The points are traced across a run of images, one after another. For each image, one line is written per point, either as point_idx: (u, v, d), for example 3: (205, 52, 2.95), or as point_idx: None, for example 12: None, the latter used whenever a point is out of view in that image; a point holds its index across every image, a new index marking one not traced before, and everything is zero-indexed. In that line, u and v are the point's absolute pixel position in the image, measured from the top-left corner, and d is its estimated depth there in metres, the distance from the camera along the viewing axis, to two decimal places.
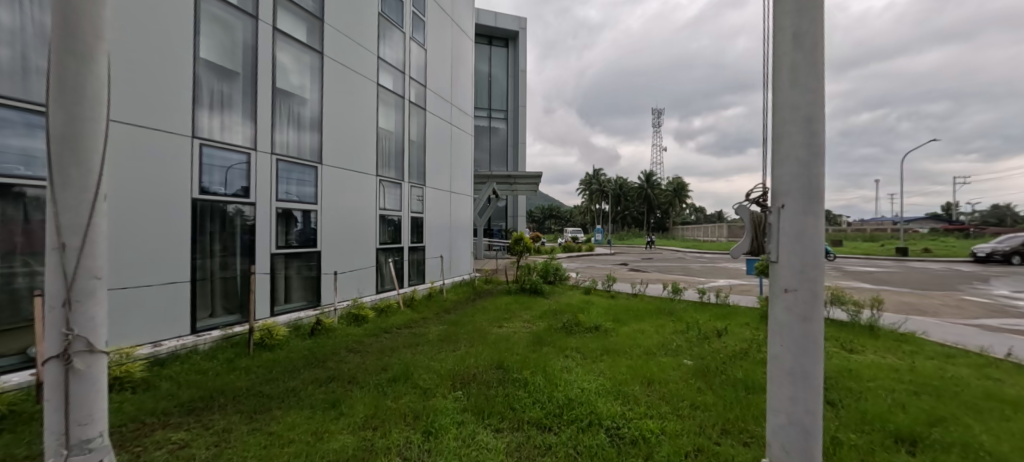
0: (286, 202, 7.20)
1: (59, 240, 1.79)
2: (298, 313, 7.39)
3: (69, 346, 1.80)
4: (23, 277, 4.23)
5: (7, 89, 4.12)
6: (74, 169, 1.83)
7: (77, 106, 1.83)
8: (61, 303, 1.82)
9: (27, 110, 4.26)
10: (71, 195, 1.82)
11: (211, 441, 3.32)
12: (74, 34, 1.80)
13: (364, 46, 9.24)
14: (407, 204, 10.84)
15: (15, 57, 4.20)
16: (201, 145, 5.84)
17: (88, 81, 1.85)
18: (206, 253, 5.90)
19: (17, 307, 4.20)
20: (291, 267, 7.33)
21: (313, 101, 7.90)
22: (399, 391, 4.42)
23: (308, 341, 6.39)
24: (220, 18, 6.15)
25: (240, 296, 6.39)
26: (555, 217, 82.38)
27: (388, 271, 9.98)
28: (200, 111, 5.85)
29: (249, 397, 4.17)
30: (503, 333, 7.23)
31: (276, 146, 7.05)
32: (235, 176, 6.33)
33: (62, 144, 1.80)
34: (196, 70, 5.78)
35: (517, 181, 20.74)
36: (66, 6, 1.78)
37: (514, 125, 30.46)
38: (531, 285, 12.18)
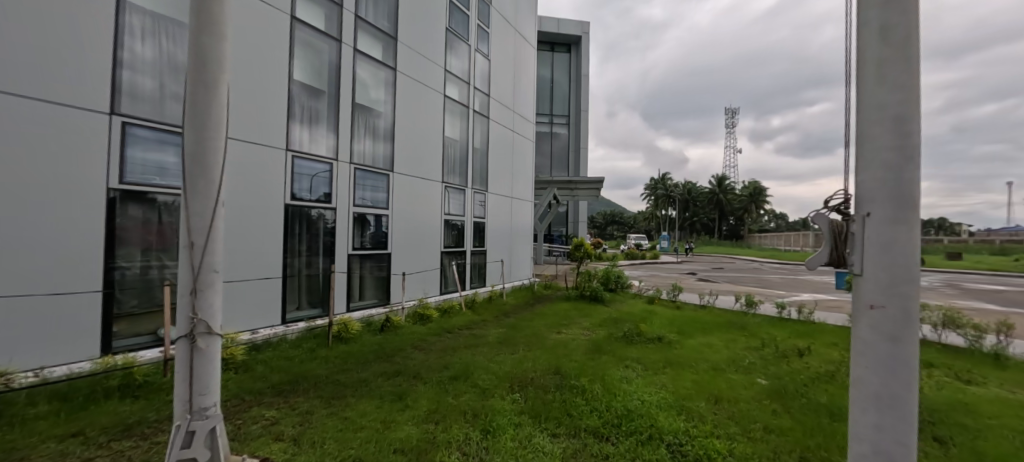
0: (362, 207, 7.82)
1: (189, 239, 2.16)
2: (370, 310, 7.96)
3: (194, 328, 2.15)
4: (157, 269, 5.04)
5: (147, 112, 4.95)
6: (201, 180, 2.18)
7: (205, 129, 2.18)
8: (189, 291, 2.18)
9: (162, 129, 5.07)
10: (199, 201, 2.18)
11: (297, 420, 3.71)
12: (205, 68, 2.16)
13: (432, 60, 9.76)
14: (470, 209, 11.25)
15: (156, 87, 5.05)
16: (293, 156, 6.57)
17: (213, 105, 2.20)
18: (295, 253, 6.61)
19: (152, 293, 5.01)
20: (365, 267, 7.92)
21: (387, 113, 8.50)
22: (459, 388, 4.62)
23: (379, 337, 6.86)
24: (310, 43, 6.89)
25: (322, 291, 7.05)
26: (617, 223, 80.14)
27: (451, 273, 10.40)
28: (293, 125, 6.58)
29: (328, 384, 4.60)
30: (561, 339, 7.26)
31: (356, 156, 7.70)
32: (319, 183, 7.01)
33: (193, 162, 2.16)
34: (290, 89, 6.53)
35: (579, 185, 20.61)
36: (198, 47, 2.14)
37: (576, 130, 30.25)
38: (591, 292, 12.02)
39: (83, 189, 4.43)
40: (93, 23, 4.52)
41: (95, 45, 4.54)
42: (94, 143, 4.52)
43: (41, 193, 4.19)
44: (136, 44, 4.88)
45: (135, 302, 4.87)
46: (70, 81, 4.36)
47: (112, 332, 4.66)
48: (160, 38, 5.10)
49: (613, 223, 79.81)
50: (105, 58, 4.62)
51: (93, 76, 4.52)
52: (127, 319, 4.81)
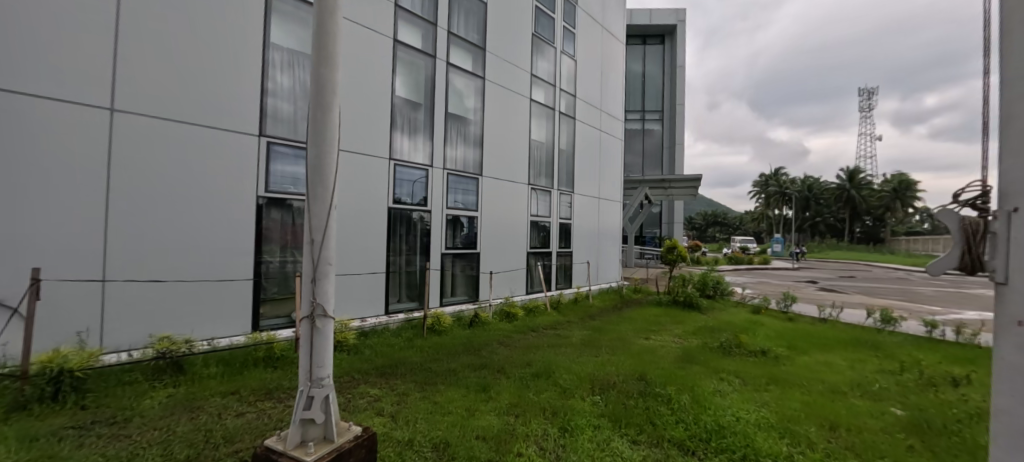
0: (454, 209, 8.38)
1: (310, 235, 2.41)
2: (461, 305, 8.49)
3: (314, 310, 2.38)
4: (291, 264, 6.02)
5: (285, 132, 5.96)
6: (319, 186, 2.41)
7: (322, 140, 2.40)
8: (311, 279, 2.42)
9: (295, 146, 6.05)
10: (318, 204, 2.41)
11: (395, 400, 4.17)
12: (323, 86, 2.38)
13: (519, 66, 10.08)
14: (557, 210, 11.35)
15: (292, 110, 6.04)
16: (395, 164, 7.32)
17: (325, 119, 2.40)
18: (396, 251, 7.34)
19: (287, 282, 6.00)
20: (456, 266, 8.47)
21: (476, 120, 8.98)
22: (541, 386, 4.75)
23: (468, 331, 7.30)
24: (409, 61, 7.61)
25: (419, 286, 7.74)
26: (720, 224, 73.61)
27: (537, 273, 10.61)
28: (395, 137, 7.33)
29: (422, 371, 5.06)
30: (649, 345, 6.99)
31: (448, 162, 8.29)
32: (417, 187, 7.70)
33: (314, 171, 2.40)
34: (392, 104, 7.29)
35: (673, 184, 19.48)
36: (317, 68, 2.37)
37: (670, 125, 28.60)
38: (686, 298, 11.30)
39: (239, 196, 5.48)
40: (247, 61, 5.56)
41: (248, 78, 5.58)
42: (247, 158, 5.56)
43: (212, 199, 5.27)
44: (276, 75, 5.89)
45: (275, 289, 5.87)
46: (231, 109, 5.43)
47: (258, 313, 5.68)
48: (294, 68, 6.07)
49: (714, 224, 73.51)
50: (255, 88, 5.65)
51: (246, 103, 5.56)
52: (269, 303, 5.82)
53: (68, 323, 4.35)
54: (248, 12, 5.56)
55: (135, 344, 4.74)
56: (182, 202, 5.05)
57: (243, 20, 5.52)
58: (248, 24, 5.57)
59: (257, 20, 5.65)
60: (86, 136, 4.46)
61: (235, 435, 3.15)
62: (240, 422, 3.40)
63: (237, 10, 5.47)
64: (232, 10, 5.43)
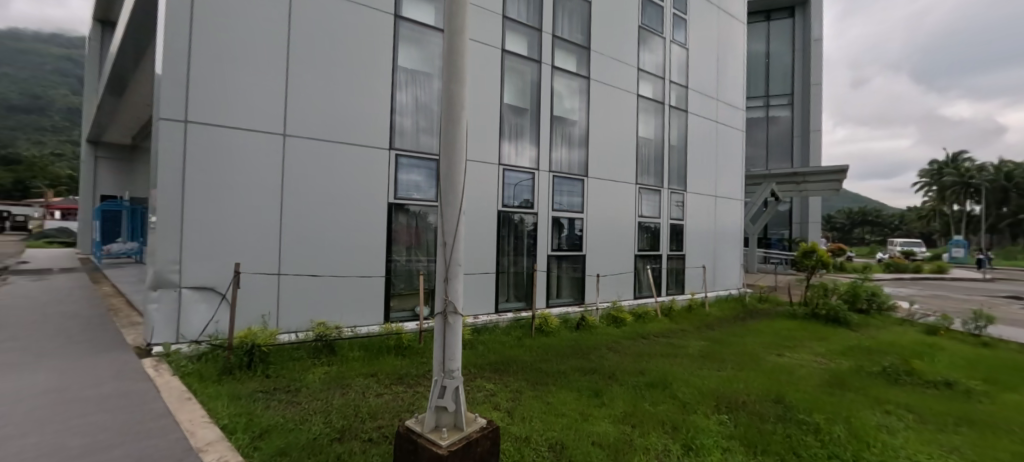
0: (560, 211, 8.44)
1: (443, 239, 2.60)
2: (567, 307, 8.49)
3: (446, 306, 2.57)
4: (414, 263, 6.66)
5: (408, 145, 6.63)
6: (450, 194, 2.59)
7: (452, 150, 2.57)
8: (444, 278, 2.63)
9: (417, 157, 6.71)
10: (450, 208, 2.60)
11: (510, 396, 4.34)
12: (453, 101, 2.56)
13: (625, 61, 9.73)
14: (667, 210, 10.70)
15: (414, 125, 6.71)
16: (504, 169, 7.63)
17: (455, 131, 2.57)
18: (505, 253, 7.64)
19: (411, 279, 6.66)
20: (562, 267, 8.51)
21: (581, 121, 8.92)
22: (657, 397, 4.52)
23: (575, 334, 7.27)
24: (515, 68, 7.89)
25: (525, 287, 7.96)
26: (871, 224, 61.76)
27: (646, 277, 10.11)
28: (503, 142, 7.65)
29: (533, 370, 5.18)
30: (784, 363, 6.16)
31: (554, 164, 8.38)
32: (524, 190, 7.94)
33: (446, 179, 2.58)
34: (501, 111, 7.63)
35: (808, 178, 16.92)
36: (447, 84, 2.57)
37: (803, 110, 24.91)
38: (829, 311, 9.71)
39: (375, 203, 6.23)
40: (379, 84, 6.33)
41: (381, 99, 6.34)
42: (380, 169, 6.30)
43: (355, 206, 6.07)
44: (402, 94, 6.60)
45: (402, 285, 6.56)
46: (368, 127, 6.22)
47: (390, 306, 6.39)
48: (416, 88, 6.75)
49: (863, 224, 61.96)
50: (386, 107, 6.39)
51: (379, 121, 6.31)
52: (398, 297, 6.51)
53: (255, 308, 5.41)
54: (380, 41, 6.34)
55: (300, 328, 5.71)
56: (333, 210, 5.92)
57: (376, 49, 6.31)
58: (380, 52, 6.34)
59: (387, 47, 6.40)
60: (267, 158, 5.51)
61: (377, 413, 3.58)
62: (380, 401, 3.87)
63: (371, 41, 6.27)
64: (368, 42, 6.24)
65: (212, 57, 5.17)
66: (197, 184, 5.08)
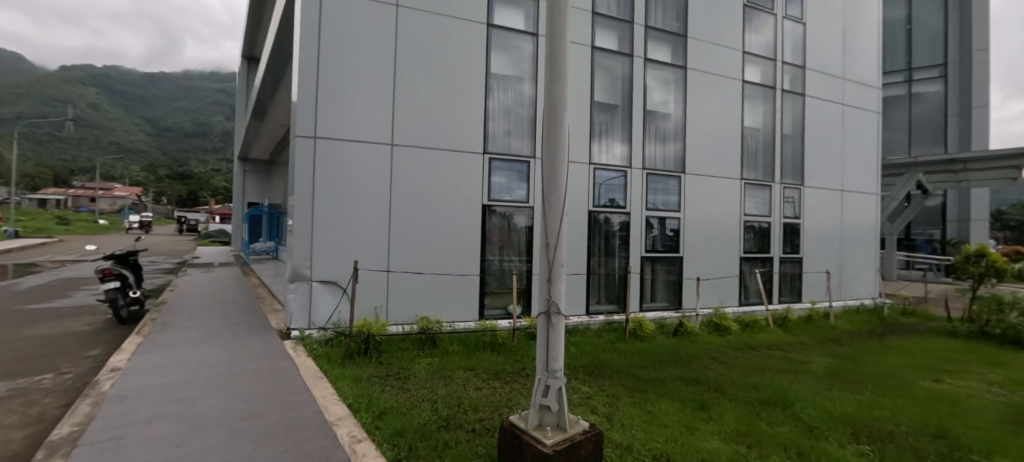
0: (654, 211, 8.03)
1: (546, 240, 2.63)
2: (663, 312, 8.03)
3: (549, 307, 2.59)
4: (507, 263, 6.83)
5: (501, 149, 6.81)
6: (552, 196, 2.61)
7: (554, 153, 2.58)
8: (546, 279, 2.65)
9: (509, 160, 6.86)
10: (552, 209, 2.61)
11: (606, 401, 4.22)
12: (554, 104, 2.56)
13: (728, 45, 8.92)
14: (779, 208, 9.57)
15: (506, 129, 6.87)
16: (595, 169, 7.48)
17: (557, 133, 2.57)
18: (596, 253, 7.49)
19: (503, 278, 6.84)
20: (656, 270, 8.08)
21: (677, 114, 8.38)
22: (774, 416, 4.05)
23: (673, 340, 6.85)
24: (606, 64, 7.69)
25: (617, 289, 7.70)
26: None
27: (754, 282, 9.16)
28: (594, 141, 7.50)
29: (629, 376, 4.99)
30: (942, 391, 5.12)
31: (647, 162, 8.00)
32: (616, 190, 7.69)
33: (548, 181, 2.60)
34: (591, 110, 7.50)
35: (970, 166, 13.89)
36: (549, 86, 2.58)
37: (960, 84, 20.53)
38: (1005, 330, 7.85)
39: (470, 205, 6.52)
40: (474, 91, 6.62)
41: (475, 105, 6.62)
42: (475, 173, 6.58)
43: (452, 208, 6.42)
44: (495, 99, 6.81)
45: (495, 284, 6.77)
46: (464, 133, 6.54)
47: (484, 303, 6.65)
48: (508, 92, 6.92)
49: None
50: (480, 112, 6.65)
51: (474, 126, 6.60)
52: (491, 295, 6.73)
53: (369, 301, 6.02)
54: (474, 50, 6.62)
55: (405, 321, 6.22)
56: (433, 213, 6.34)
57: (471, 58, 6.60)
58: (474, 60, 6.62)
59: (480, 56, 6.67)
60: (377, 166, 6.08)
61: (477, 406, 3.74)
62: (479, 395, 4.03)
63: (466, 51, 6.58)
64: (463, 52, 6.56)
65: (334, 80, 5.88)
66: (323, 191, 5.80)
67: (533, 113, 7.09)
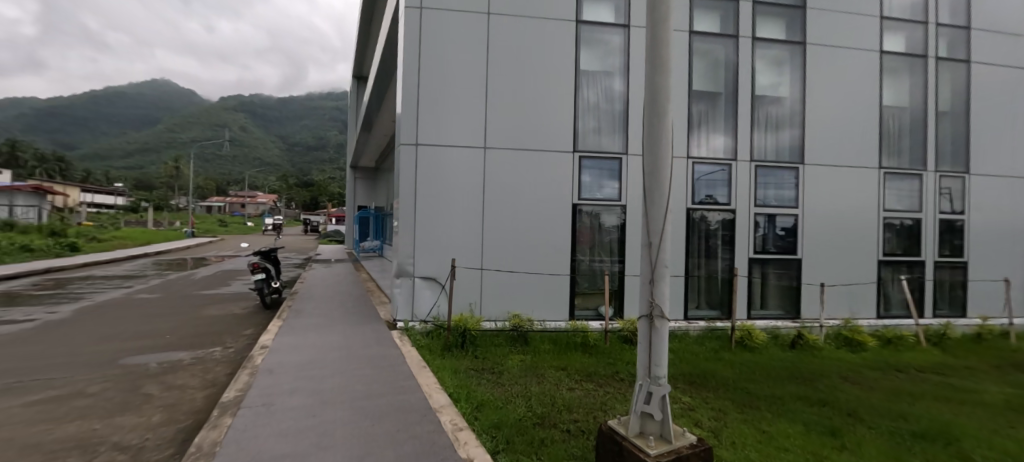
0: (766, 207, 7.20)
1: (648, 239, 2.50)
2: (776, 321, 7.18)
3: (652, 310, 2.46)
4: (598, 263, 6.65)
5: (592, 146, 6.65)
6: (655, 193, 2.47)
7: (656, 148, 2.45)
8: (648, 280, 2.52)
9: (601, 158, 6.65)
10: (655, 207, 2.48)
11: (712, 414, 3.88)
12: (656, 96, 2.41)
13: (860, 12, 7.63)
14: (933, 202, 7.94)
15: (597, 126, 6.68)
16: (694, 163, 6.97)
17: (661, 129, 2.42)
18: (695, 254, 6.97)
19: (594, 279, 6.66)
20: (768, 273, 7.25)
21: (793, 97, 7.42)
22: (932, 452, 3.34)
23: (790, 354, 6.07)
24: (706, 50, 7.11)
25: (721, 294, 7.07)
26: None
27: (896, 291, 7.74)
28: (693, 134, 6.99)
29: (737, 390, 4.53)
30: None
31: (757, 153, 7.21)
32: (719, 185, 7.06)
33: (650, 177, 2.47)
34: (689, 100, 7.01)
35: None
36: (650, 78, 2.43)
37: None
38: None
39: (561, 205, 6.49)
40: (563, 89, 6.56)
41: (564, 103, 6.56)
42: (565, 172, 6.53)
43: (542, 208, 6.46)
44: (585, 96, 6.68)
45: (586, 284, 6.63)
46: (553, 132, 6.52)
47: (574, 304, 6.57)
48: (599, 88, 6.72)
49: None
50: (570, 111, 6.58)
51: (563, 125, 6.55)
52: (582, 296, 6.62)
53: (465, 297, 6.35)
54: (563, 48, 6.57)
55: (498, 317, 6.42)
56: (523, 213, 6.43)
57: (560, 56, 6.56)
58: (563, 58, 6.57)
59: (569, 53, 6.59)
60: (471, 169, 6.38)
61: (571, 406, 3.71)
62: (572, 395, 3.99)
63: (555, 49, 6.55)
64: (552, 51, 6.55)
65: (432, 90, 6.34)
66: (424, 193, 6.28)
67: (626, 107, 6.77)
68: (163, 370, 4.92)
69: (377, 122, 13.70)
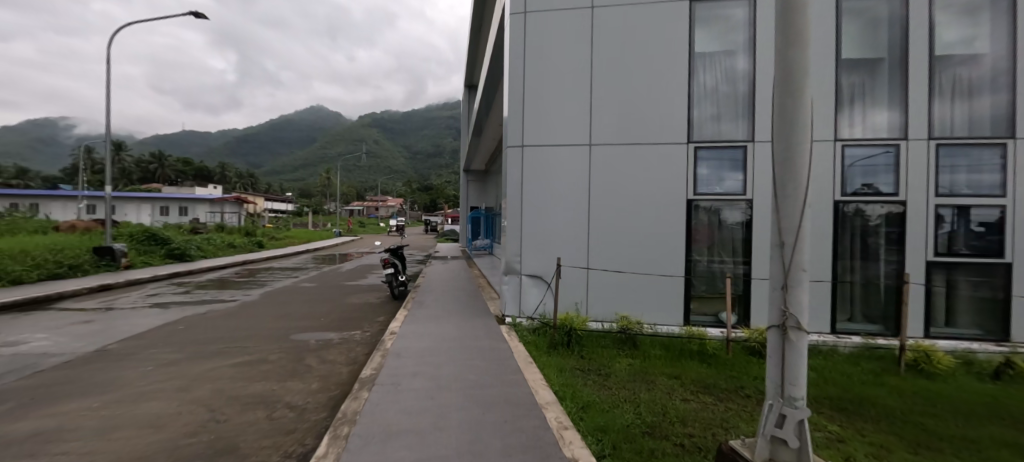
0: (951, 197, 5.59)
1: (780, 239, 2.16)
2: (969, 343, 5.57)
3: (785, 320, 2.12)
4: (718, 265, 6.00)
5: (711, 135, 6.01)
6: (789, 184, 2.12)
7: (790, 132, 2.09)
8: (780, 285, 2.17)
9: (721, 147, 5.97)
10: (788, 201, 2.13)
11: (870, 452, 3.14)
12: (791, 71, 2.06)
13: None
14: None
15: (716, 112, 6.02)
16: (844, 146, 5.83)
17: (797, 109, 2.06)
18: (846, 256, 5.86)
19: (714, 281, 6.02)
20: (954, 281, 5.63)
21: (998, 52, 5.66)
22: None
23: (992, 385, 4.68)
24: (860, 10, 5.91)
25: (883, 305, 5.83)
26: None
27: None
28: (842, 113, 5.87)
29: (905, 423, 3.65)
30: None
31: (935, 128, 5.65)
32: (880, 171, 5.78)
33: (783, 166, 2.13)
34: (837, 73, 5.89)
35: None
36: (782, 51, 2.08)
37: None
38: None
39: (673, 200, 6.00)
40: (674, 76, 6.04)
41: (676, 90, 6.04)
42: (677, 165, 6.01)
43: (651, 205, 6.06)
44: (701, 81, 6.06)
45: (704, 287, 6.03)
46: (663, 123, 6.06)
47: (689, 308, 6.02)
48: (718, 69, 6.04)
49: None
50: (683, 98, 6.03)
51: (675, 114, 6.03)
52: (700, 300, 6.04)
53: (571, 296, 6.35)
54: (675, 30, 6.04)
55: (606, 318, 6.24)
56: (631, 210, 6.13)
57: (672, 39, 6.05)
58: (675, 42, 6.04)
59: (682, 35, 6.03)
60: (574, 167, 6.37)
61: (686, 419, 3.40)
62: (688, 407, 3.68)
63: (666, 33, 6.06)
64: (663, 35, 6.07)
65: (537, 92, 6.53)
66: (531, 192, 6.52)
67: (752, 88, 5.95)
68: (319, 346, 5.89)
69: (487, 126, 14.38)
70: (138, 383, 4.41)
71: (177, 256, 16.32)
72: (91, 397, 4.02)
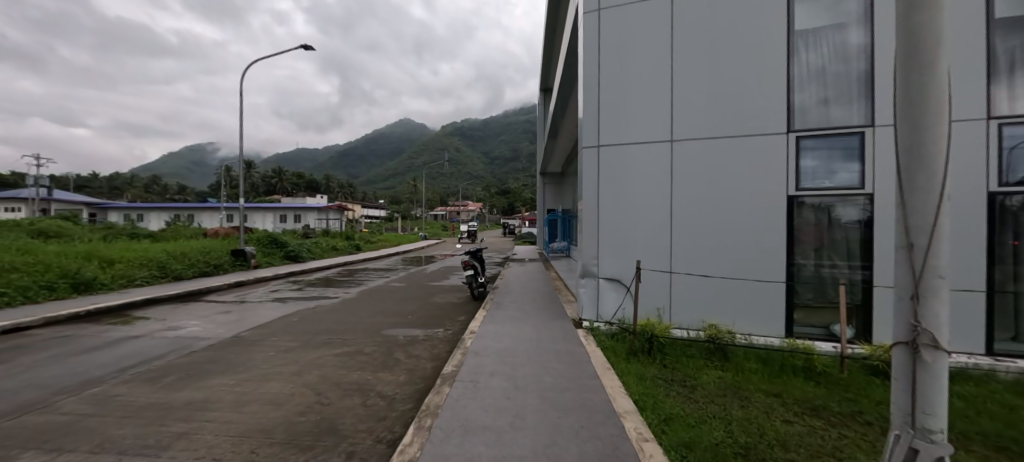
0: None
1: (907, 240, 1.82)
2: None
3: (917, 337, 1.76)
4: (829, 269, 5.26)
5: (816, 122, 5.29)
6: (920, 175, 1.77)
7: (920, 113, 1.75)
8: (910, 295, 1.82)
9: (830, 135, 5.22)
10: (918, 196, 1.78)
11: None
12: (919, 40, 1.72)
13: None
14: None
15: (821, 96, 5.29)
16: (1001, 125, 4.73)
17: (928, 86, 1.72)
18: (1006, 260, 4.75)
19: (824, 288, 5.28)
20: None
21: None
22: None
23: None
24: None
25: None
26: None
27: None
28: (998, 84, 4.76)
29: None
30: None
31: None
32: None
33: (910, 154, 1.79)
34: (991, 36, 4.78)
35: None
36: (906, 18, 1.76)
37: None
38: None
39: (771, 197, 5.38)
40: (770, 58, 5.43)
41: (773, 75, 5.42)
42: (775, 157, 5.39)
43: (745, 203, 5.51)
44: (802, 61, 5.38)
45: (811, 295, 5.31)
46: (757, 112, 5.47)
47: (793, 318, 5.33)
48: (825, 47, 5.30)
49: None
50: (781, 83, 5.39)
51: (772, 101, 5.41)
52: (805, 309, 5.33)
53: (653, 302, 6.04)
54: (770, 8, 5.42)
55: (693, 325, 5.80)
56: (721, 208, 5.63)
57: (766, 17, 5.44)
58: (769, 21, 5.42)
59: (779, 11, 5.40)
60: (655, 165, 6.05)
61: (789, 444, 3.01)
62: (791, 430, 3.25)
63: (758, 12, 5.47)
64: (755, 14, 5.48)
65: (613, 89, 6.35)
66: (608, 193, 6.35)
67: (871, 64, 5.11)
68: (407, 341, 6.31)
69: (562, 128, 14.29)
70: (262, 366, 5.10)
71: (293, 257, 18.67)
72: (229, 375, 4.74)
